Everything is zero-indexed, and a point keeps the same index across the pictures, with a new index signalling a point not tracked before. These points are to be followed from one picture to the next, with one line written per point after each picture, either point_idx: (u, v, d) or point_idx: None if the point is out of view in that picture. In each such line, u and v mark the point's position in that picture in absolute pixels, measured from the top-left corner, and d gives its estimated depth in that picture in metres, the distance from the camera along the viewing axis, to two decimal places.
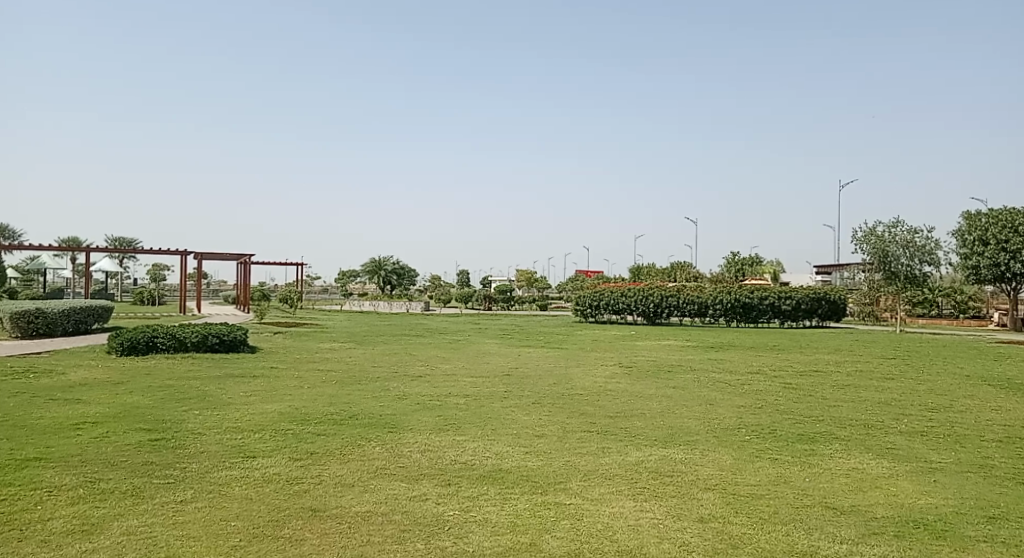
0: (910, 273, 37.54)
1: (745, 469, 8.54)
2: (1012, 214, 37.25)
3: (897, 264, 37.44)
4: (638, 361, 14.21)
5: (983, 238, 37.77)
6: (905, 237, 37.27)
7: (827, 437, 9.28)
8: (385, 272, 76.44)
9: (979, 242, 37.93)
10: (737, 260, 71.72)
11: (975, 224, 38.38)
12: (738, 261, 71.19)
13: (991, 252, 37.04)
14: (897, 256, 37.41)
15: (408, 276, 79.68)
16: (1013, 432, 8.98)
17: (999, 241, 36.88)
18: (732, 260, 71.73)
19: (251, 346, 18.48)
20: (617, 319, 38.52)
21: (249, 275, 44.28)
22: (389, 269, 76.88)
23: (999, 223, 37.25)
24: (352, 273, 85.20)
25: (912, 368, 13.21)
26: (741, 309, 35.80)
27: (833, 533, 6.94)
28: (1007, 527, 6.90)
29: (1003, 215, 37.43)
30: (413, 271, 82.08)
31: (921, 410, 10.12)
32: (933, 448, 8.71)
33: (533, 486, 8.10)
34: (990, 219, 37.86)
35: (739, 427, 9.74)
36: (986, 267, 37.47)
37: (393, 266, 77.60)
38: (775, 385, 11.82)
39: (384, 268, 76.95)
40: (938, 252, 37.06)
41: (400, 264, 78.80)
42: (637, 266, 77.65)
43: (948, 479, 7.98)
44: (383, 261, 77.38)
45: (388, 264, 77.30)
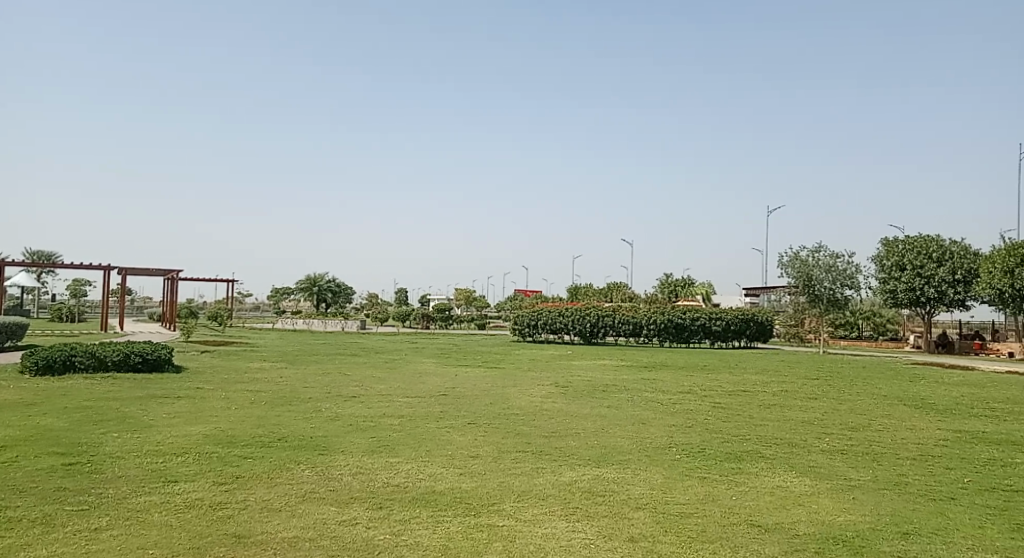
0: (831, 296, 38.93)
1: (675, 488, 8.70)
2: (925, 241, 39.55)
3: (820, 287, 38.90)
4: (574, 381, 14.27)
5: (900, 264, 39.85)
6: (827, 261, 38.83)
7: (754, 456, 9.51)
8: (320, 289, 74.94)
9: (896, 267, 39.96)
10: (670, 281, 73.28)
11: (892, 250, 40.48)
12: (672, 283, 72.93)
13: (907, 277, 39.07)
14: (820, 280, 38.82)
15: (344, 293, 78.63)
16: (926, 451, 9.37)
17: (915, 266, 39.04)
18: (665, 281, 73.46)
19: (177, 365, 17.86)
20: (554, 338, 38.67)
21: (176, 291, 42.82)
22: (324, 286, 75.43)
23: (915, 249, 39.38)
24: (286, 290, 83.58)
25: (834, 388, 13.69)
26: (673, 329, 36.81)
27: (759, 551, 7.17)
28: (918, 543, 7.27)
29: (918, 242, 39.66)
30: (349, 289, 81.04)
31: (841, 428, 10.48)
32: (852, 466, 9.04)
33: (466, 508, 8.06)
34: (906, 246, 40.03)
35: (670, 446, 9.89)
36: (902, 290, 39.42)
37: (329, 283, 76.10)
38: (704, 405, 12.07)
39: (318, 285, 75.40)
40: (857, 277, 38.50)
41: (336, 281, 77.54)
42: (574, 286, 78.81)
43: (865, 496, 8.32)
44: (317, 278, 75.84)
45: (324, 281, 75.77)
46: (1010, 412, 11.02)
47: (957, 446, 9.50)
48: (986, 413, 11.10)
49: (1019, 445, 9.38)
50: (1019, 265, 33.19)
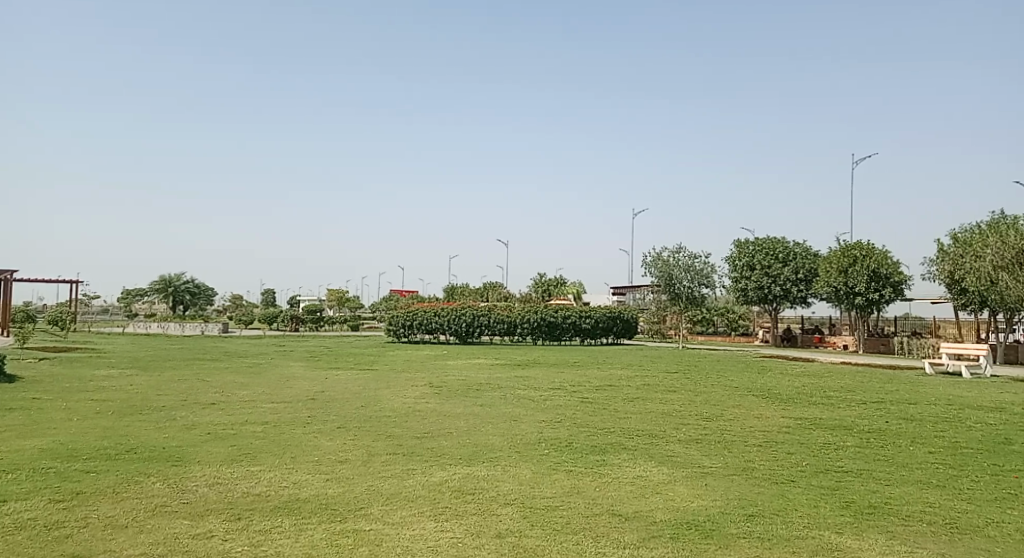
0: (690, 294, 41.54)
1: (543, 482, 8.92)
2: (772, 243, 43.02)
3: (680, 285, 41.36)
4: (448, 381, 14.32)
5: (750, 264, 43.26)
6: (686, 262, 41.38)
7: (617, 448, 9.91)
8: (175, 290, 71.31)
9: (747, 267, 43.34)
10: (542, 281, 75.23)
11: (744, 251, 43.61)
12: (545, 282, 74.82)
13: (757, 276, 42.47)
14: (680, 279, 41.25)
15: (204, 295, 75.20)
16: (770, 437, 10.14)
17: (763, 266, 42.56)
18: (538, 281, 75.36)
19: (9, 374, 16.29)
20: (430, 339, 38.24)
21: (9, 293, 39.01)
22: (181, 287, 71.74)
23: (763, 250, 43.01)
24: (139, 292, 78.51)
25: (693, 381, 14.52)
26: (546, 327, 38.25)
27: (618, 539, 7.47)
28: (761, 523, 7.85)
29: (765, 244, 43.36)
30: (208, 291, 77.64)
31: (697, 419, 11.14)
32: (705, 454, 9.62)
33: (331, 514, 7.88)
34: (755, 247, 43.61)
35: (539, 441, 10.14)
36: (753, 289, 42.65)
37: (186, 285, 72.44)
38: (573, 400, 12.47)
39: (174, 286, 71.57)
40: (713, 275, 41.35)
41: (194, 282, 73.96)
42: (448, 287, 79.42)
43: (716, 482, 8.87)
44: (173, 278, 71.93)
45: (179, 282, 71.96)
46: (842, 399, 12.12)
47: (799, 432, 10.32)
48: (822, 400, 12.16)
49: (850, 430, 10.33)
50: (851, 265, 36.73)
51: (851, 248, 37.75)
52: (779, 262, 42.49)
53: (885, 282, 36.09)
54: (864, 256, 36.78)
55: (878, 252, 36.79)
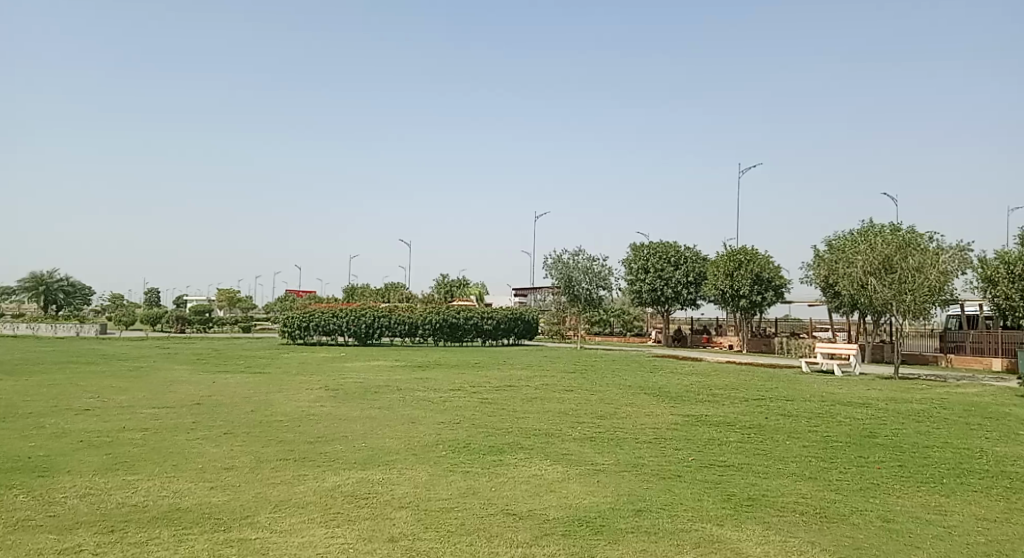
0: None
1: (438, 484, 8.88)
2: (665, 247, 46.37)
3: None
4: (345, 384, 14.08)
5: (645, 267, 46.52)
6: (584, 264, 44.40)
7: (514, 447, 10.00)
8: (47, 288, 66.73)
9: (642, 270, 46.58)
10: (445, 282, 75.27)
11: (639, 254, 46.85)
12: (448, 283, 74.90)
13: (651, 279, 45.80)
14: None
15: (77, 295, 70.71)
16: (660, 433, 10.51)
17: (657, 269, 45.88)
18: (442, 281, 75.39)
19: None
20: (328, 340, 37.29)
21: None
22: (53, 285, 67.25)
23: (657, 254, 46.32)
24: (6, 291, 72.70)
25: (590, 380, 14.88)
26: (448, 328, 38.52)
27: (511, 538, 7.54)
28: (649, 518, 8.12)
29: (659, 249, 46.64)
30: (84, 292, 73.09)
31: (592, 417, 11.41)
32: (598, 451, 9.87)
33: (214, 524, 7.53)
34: (650, 252, 46.85)
35: (436, 443, 10.10)
36: (646, 290, 45.89)
37: (59, 283, 67.98)
38: (472, 401, 12.52)
39: (45, 284, 67.00)
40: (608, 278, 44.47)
41: (69, 281, 69.47)
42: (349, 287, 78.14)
43: (607, 478, 9.10)
44: (43, 277, 67.32)
45: (51, 280, 67.54)
46: (727, 396, 12.75)
47: (686, 428, 10.76)
48: (709, 397, 12.74)
49: (733, 425, 10.85)
50: (737, 268, 39.16)
51: (736, 252, 40.28)
52: (671, 266, 46.03)
53: (767, 285, 38.93)
54: (748, 260, 39.31)
55: (760, 257, 39.44)
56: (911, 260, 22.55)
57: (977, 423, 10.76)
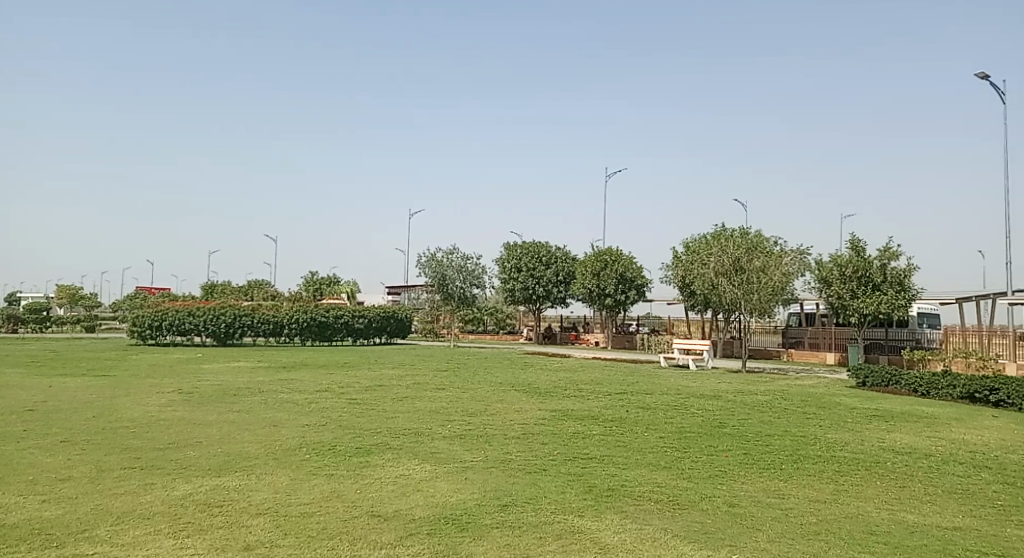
0: None
1: (300, 489, 8.59)
2: (537, 248, 48.59)
3: None
4: (202, 387, 13.38)
5: (518, 266, 48.49)
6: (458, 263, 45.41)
7: (382, 448, 9.88)
8: None
9: (515, 269, 48.45)
10: (314, 280, 73.49)
11: (513, 254, 48.88)
12: (317, 283, 73.18)
13: (524, 278, 47.85)
14: None
15: None
16: (528, 429, 10.72)
17: (529, 269, 48.03)
18: (311, 279, 73.61)
19: None
20: (182, 340, 35.35)
21: None
22: None
23: (530, 254, 48.42)
24: None
25: (461, 379, 14.95)
26: (316, 327, 37.88)
27: (374, 540, 7.41)
28: (514, 512, 8.23)
29: (531, 248, 48.73)
30: None
31: (462, 415, 11.47)
32: (467, 449, 9.92)
33: (44, 540, 6.88)
34: (522, 251, 48.83)
35: (299, 446, 9.80)
36: (519, 289, 48.10)
37: None
38: (340, 402, 12.26)
39: None
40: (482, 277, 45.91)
41: None
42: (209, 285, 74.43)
43: (475, 475, 9.15)
44: None
45: None
46: (593, 391, 13.22)
47: (553, 423, 11.06)
48: (576, 392, 13.14)
49: (597, 419, 11.26)
50: (603, 268, 41.53)
51: (602, 253, 42.81)
52: (542, 265, 48.28)
53: (629, 286, 41.70)
54: (613, 261, 41.79)
55: (624, 257, 42.12)
56: (757, 263, 24.29)
57: (812, 412, 11.77)
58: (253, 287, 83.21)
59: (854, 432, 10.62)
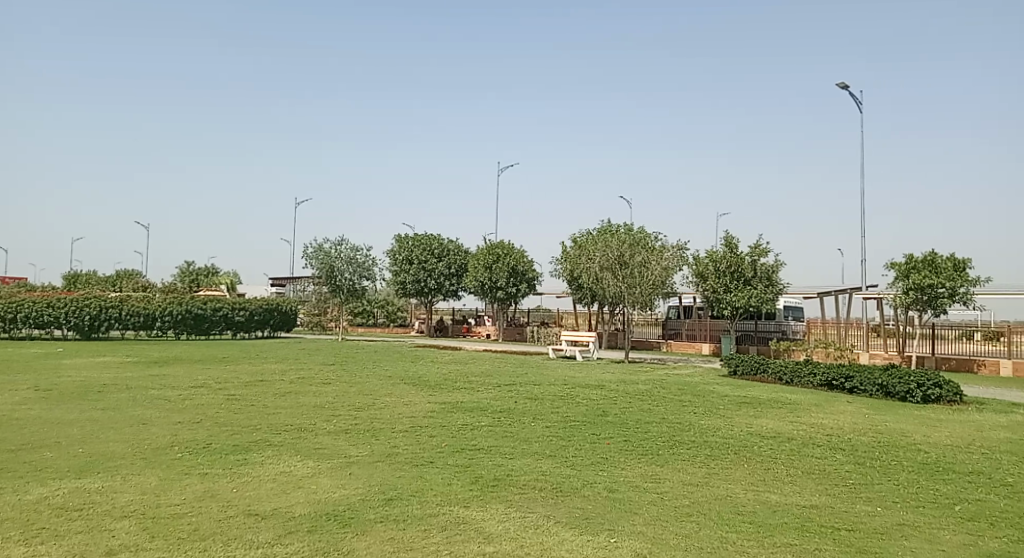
0: (351, 286, 44.37)
1: (171, 489, 8.17)
2: (428, 240, 49.22)
3: (340, 277, 44.06)
4: (61, 383, 12.49)
5: (409, 258, 48.82)
6: (348, 254, 44.26)
7: (261, 445, 9.58)
8: None
9: (406, 261, 48.80)
10: (190, 270, 70.39)
11: (404, 246, 49.13)
12: (193, 271, 70.30)
13: (415, 269, 48.27)
14: (341, 271, 44.04)
15: None
16: (416, 422, 10.68)
17: (421, 261, 48.53)
18: (187, 269, 70.48)
19: None
20: (41, 334, 33.47)
21: None
22: None
23: (421, 246, 49.01)
24: None
25: (347, 372, 14.75)
26: (192, 320, 35.82)
27: (250, 540, 7.14)
28: (399, 506, 8.16)
29: (422, 241, 49.37)
30: None
31: (348, 409, 11.30)
32: (352, 444, 9.76)
33: None
34: (414, 243, 49.31)
35: (172, 445, 9.34)
36: (411, 281, 48.49)
37: None
38: (217, 398, 11.79)
39: None
40: (373, 268, 44.67)
41: None
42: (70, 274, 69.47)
43: (360, 470, 9.01)
44: None
45: None
46: (482, 383, 13.35)
47: (441, 416, 11.08)
48: (465, 385, 13.24)
49: (485, 411, 11.37)
50: (495, 261, 42.43)
51: (495, 246, 43.53)
52: (434, 258, 48.91)
53: (521, 278, 42.81)
54: (504, 254, 42.77)
55: (516, 252, 43.18)
56: (638, 258, 25.42)
57: (688, 400, 12.39)
58: (123, 276, 78.61)
59: (726, 418, 11.26)
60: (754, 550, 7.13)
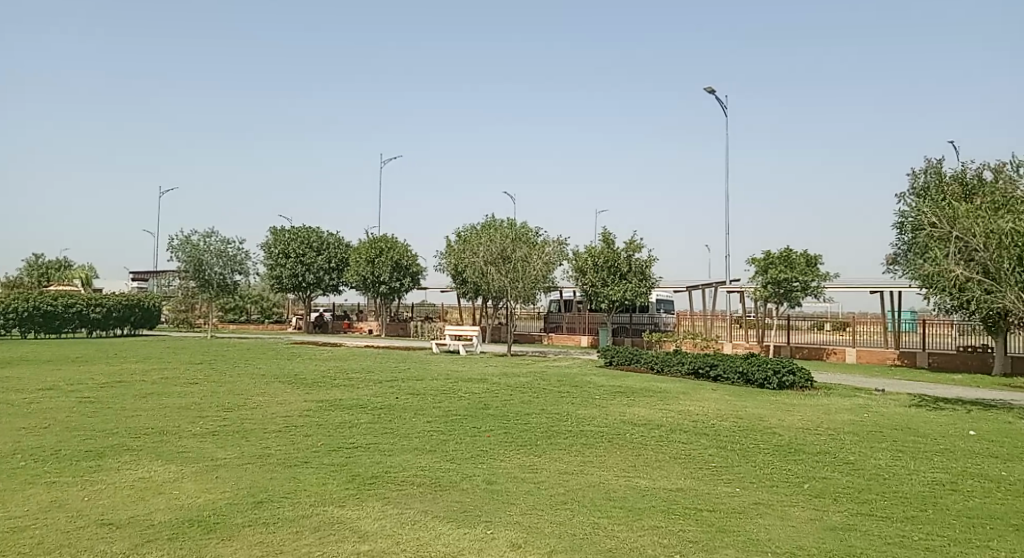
0: (222, 281, 42.74)
1: (10, 501, 7.51)
2: (306, 233, 48.36)
3: (210, 272, 42.19)
4: None
5: (286, 252, 47.81)
6: (218, 247, 42.53)
7: (118, 451, 9.00)
8: None
9: (282, 254, 47.76)
10: (39, 265, 65.43)
11: (280, 239, 48.02)
12: (41, 267, 64.99)
13: (291, 264, 47.32)
14: (210, 265, 42.16)
15: None
16: (290, 422, 10.39)
17: (297, 254, 47.63)
18: (35, 264, 65.53)
19: None
20: None
21: None
22: None
23: (298, 239, 48.12)
24: None
25: (217, 371, 14.15)
26: (41, 318, 33.36)
27: (102, 551, 6.67)
28: (270, 508, 7.88)
29: (299, 233, 48.46)
30: None
31: (216, 410, 10.84)
32: (220, 446, 9.36)
33: None
34: (290, 236, 48.33)
35: (14, 454, 8.61)
36: (287, 276, 47.28)
37: None
38: (68, 401, 10.99)
39: None
40: (246, 262, 43.31)
41: None
42: None
43: (227, 472, 8.63)
44: None
45: None
46: (361, 380, 13.17)
47: (317, 414, 10.83)
48: (343, 382, 13.01)
49: (364, 408, 11.22)
50: (377, 255, 42.13)
51: (377, 241, 43.20)
52: (313, 251, 48.13)
53: (405, 272, 42.49)
54: (388, 248, 42.52)
55: (399, 246, 42.93)
56: (520, 252, 25.67)
57: (567, 391, 12.73)
58: None
59: (602, 408, 11.65)
60: (624, 535, 7.39)
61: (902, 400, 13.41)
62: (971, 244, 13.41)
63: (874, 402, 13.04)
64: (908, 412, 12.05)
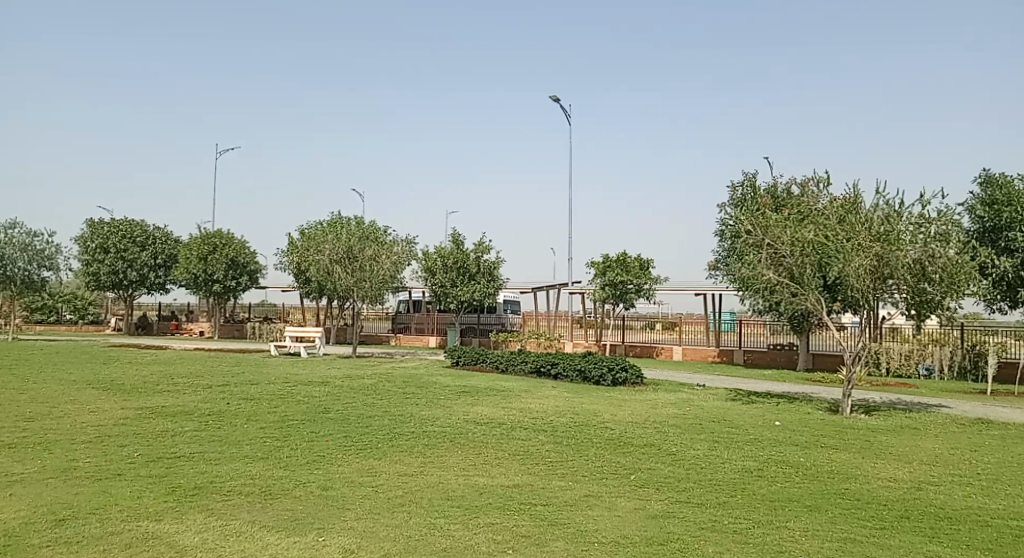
0: (27, 277, 38.79)
1: None
2: (128, 227, 45.16)
3: (14, 267, 38.19)
4: None
5: (104, 246, 44.39)
6: (22, 240, 38.59)
7: None
8: None
9: (101, 249, 44.31)
10: None
11: (98, 232, 44.51)
12: None
13: (111, 259, 43.95)
14: (14, 259, 38.20)
15: None
16: (102, 432, 9.64)
17: (118, 249, 44.36)
18: None
19: None
20: None
21: None
22: None
23: (118, 233, 44.83)
24: None
25: (19, 377, 12.83)
26: None
27: None
28: (73, 526, 7.22)
29: (121, 227, 45.18)
30: None
31: (14, 421, 9.84)
32: (17, 461, 8.48)
33: None
34: (110, 229, 44.95)
35: None
36: (106, 272, 43.87)
37: None
38: None
39: None
40: (56, 257, 39.67)
41: None
42: None
43: (23, 489, 7.83)
44: None
45: None
46: (189, 385, 12.47)
47: (136, 423, 10.12)
48: (169, 388, 12.26)
49: (191, 415, 10.62)
50: (211, 252, 40.08)
51: (212, 236, 41.09)
52: (136, 247, 45.06)
53: (242, 270, 40.95)
54: (223, 245, 40.56)
55: (235, 242, 41.14)
56: (369, 251, 25.37)
57: (411, 392, 12.70)
58: None
59: (444, 408, 11.75)
60: (459, 533, 7.45)
61: (724, 394, 14.53)
62: (779, 251, 14.86)
63: (698, 396, 14.04)
64: (725, 405, 13.09)
